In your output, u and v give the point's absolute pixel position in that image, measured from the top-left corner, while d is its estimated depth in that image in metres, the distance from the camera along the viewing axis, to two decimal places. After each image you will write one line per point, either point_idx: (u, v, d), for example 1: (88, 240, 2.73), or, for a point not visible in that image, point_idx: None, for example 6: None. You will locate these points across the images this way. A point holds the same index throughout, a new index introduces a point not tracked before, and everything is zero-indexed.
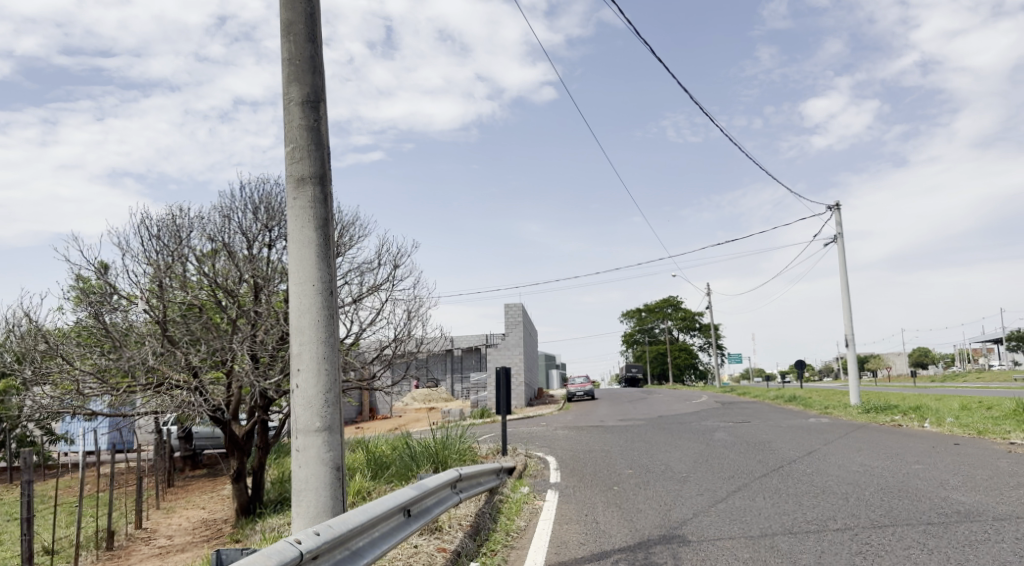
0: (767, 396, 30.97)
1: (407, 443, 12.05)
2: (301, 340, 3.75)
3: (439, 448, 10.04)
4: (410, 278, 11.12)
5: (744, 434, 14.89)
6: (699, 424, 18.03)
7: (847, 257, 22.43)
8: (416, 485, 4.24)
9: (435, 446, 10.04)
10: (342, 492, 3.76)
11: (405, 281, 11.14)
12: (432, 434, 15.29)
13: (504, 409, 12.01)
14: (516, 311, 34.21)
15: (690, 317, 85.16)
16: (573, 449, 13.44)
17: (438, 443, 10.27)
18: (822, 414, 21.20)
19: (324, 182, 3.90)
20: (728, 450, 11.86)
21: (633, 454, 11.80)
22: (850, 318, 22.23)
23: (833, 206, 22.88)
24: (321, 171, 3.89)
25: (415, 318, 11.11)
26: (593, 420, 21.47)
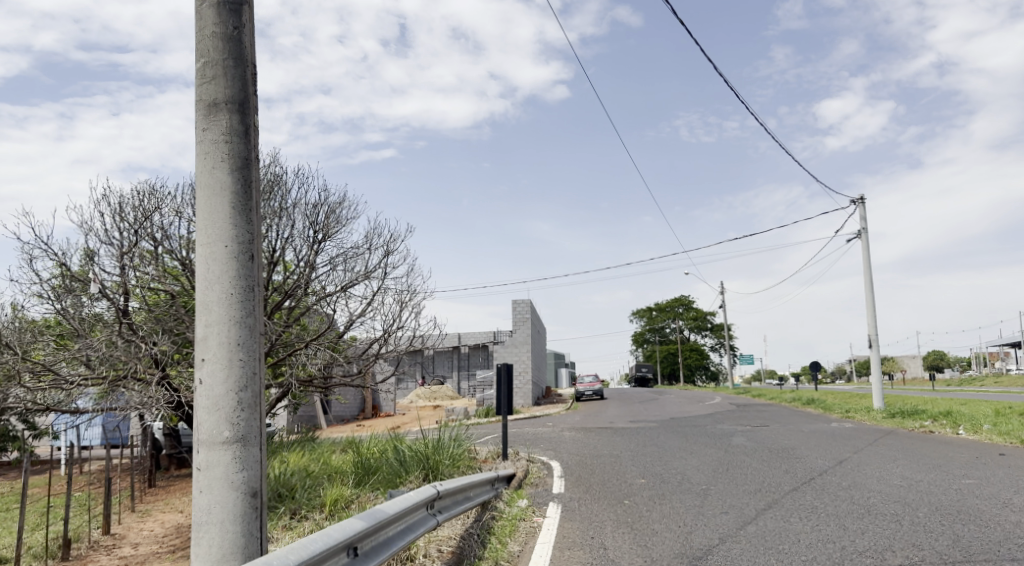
0: (783, 398, 29.82)
1: (398, 445, 11.08)
2: (207, 320, 2.81)
3: (431, 453, 9.09)
4: (405, 267, 10.11)
5: (765, 440, 13.83)
6: (715, 428, 16.92)
7: (872, 253, 21.26)
8: (369, 515, 3.24)
9: (427, 451, 9.09)
10: (260, 526, 2.81)
11: (399, 270, 10.13)
12: (430, 435, 14.32)
13: (505, 410, 11.03)
14: (524, 306, 33.41)
15: (702, 316, 83.81)
16: (581, 453, 12.41)
17: (430, 447, 9.32)
18: (844, 418, 20.07)
19: (245, 111, 2.96)
20: (751, 459, 10.78)
21: (645, 460, 10.79)
22: (874, 317, 21.10)
23: (858, 200, 21.71)
24: (241, 96, 2.94)
25: (407, 309, 10.13)
26: (602, 421, 20.43)
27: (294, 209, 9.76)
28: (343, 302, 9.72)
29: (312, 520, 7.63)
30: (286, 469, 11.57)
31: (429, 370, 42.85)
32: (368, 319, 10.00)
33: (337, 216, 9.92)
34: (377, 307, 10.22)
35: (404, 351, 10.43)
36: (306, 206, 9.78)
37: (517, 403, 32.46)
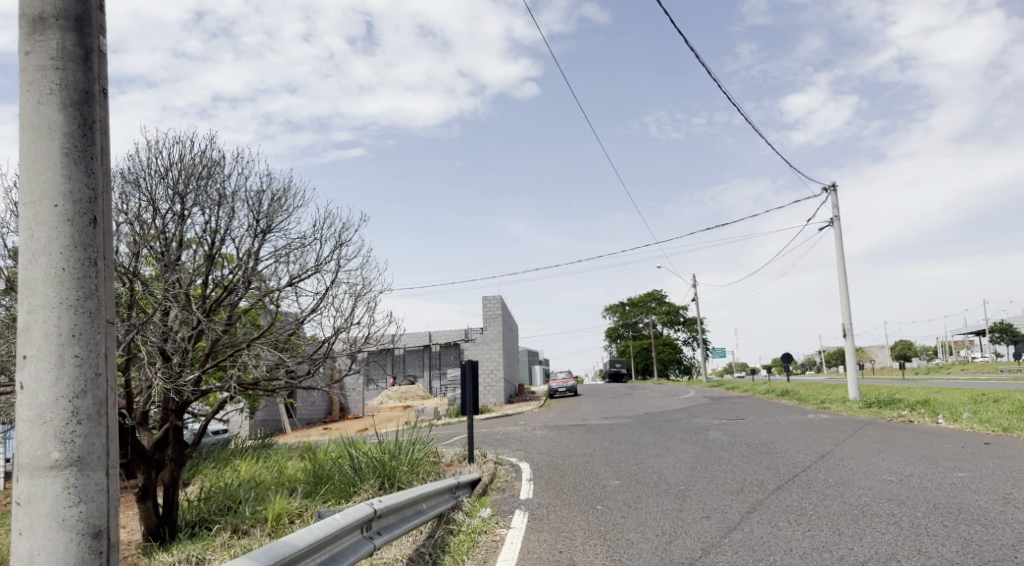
0: (756, 390, 29.59)
1: (356, 448, 10.34)
2: (31, 305, 2.21)
3: (387, 457, 8.40)
4: (360, 257, 9.32)
5: (742, 434, 13.38)
6: (691, 423, 16.44)
7: (844, 241, 21.08)
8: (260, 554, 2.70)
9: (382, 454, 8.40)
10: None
11: (353, 261, 9.35)
12: (394, 437, 13.57)
13: (471, 410, 10.36)
14: (495, 303, 32.68)
15: (674, 310, 83.97)
16: (553, 453, 11.76)
17: (388, 450, 8.61)
18: (819, 409, 19.78)
19: (82, 34, 2.38)
20: (730, 455, 10.25)
21: (619, 459, 10.20)
22: (847, 306, 20.91)
23: (830, 187, 21.47)
24: (75, 13, 2.36)
25: (363, 303, 9.37)
26: (575, 418, 19.86)
27: (236, 196, 8.92)
28: (292, 297, 8.93)
29: (253, 537, 6.86)
30: (235, 479, 10.73)
31: (400, 370, 41.97)
32: (320, 314, 9.20)
33: (284, 202, 9.12)
34: (330, 301, 9.42)
35: (361, 349, 9.65)
36: (249, 192, 8.94)
37: (490, 402, 31.80)
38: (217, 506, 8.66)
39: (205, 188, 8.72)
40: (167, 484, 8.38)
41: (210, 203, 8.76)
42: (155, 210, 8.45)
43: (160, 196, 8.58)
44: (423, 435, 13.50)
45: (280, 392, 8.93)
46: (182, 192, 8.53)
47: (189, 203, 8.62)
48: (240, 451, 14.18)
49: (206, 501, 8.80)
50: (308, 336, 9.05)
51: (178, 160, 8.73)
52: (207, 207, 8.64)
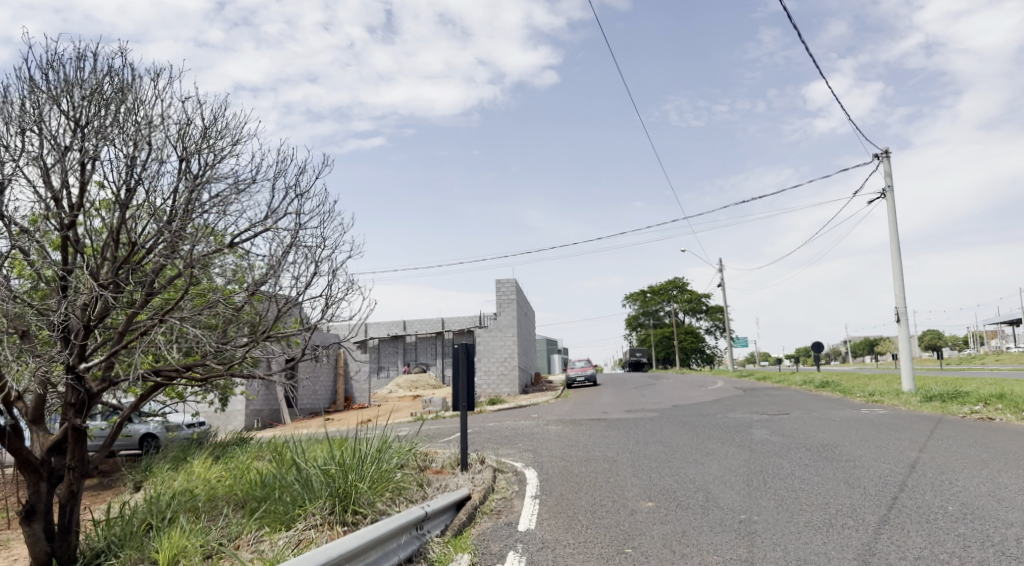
0: (792, 381, 27.29)
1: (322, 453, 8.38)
2: None
3: (348, 469, 6.42)
4: (323, 213, 7.39)
5: (793, 434, 11.25)
6: (728, 419, 14.30)
7: (899, 213, 18.77)
8: None
9: (340, 465, 6.42)
10: None
11: (314, 218, 7.44)
12: (383, 434, 11.64)
13: (464, 406, 8.34)
14: (509, 287, 30.73)
15: (697, 298, 81.36)
16: (569, 457, 9.70)
17: (350, 460, 6.63)
18: (870, 402, 17.56)
19: None
20: (789, 463, 8.16)
21: (649, 468, 8.13)
22: (901, 286, 18.64)
23: (881, 153, 19.13)
24: None
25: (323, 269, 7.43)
26: (594, 411, 17.82)
27: (160, 128, 7.04)
28: (230, 259, 6.99)
29: None
30: (180, 489, 8.87)
31: (412, 357, 40.35)
32: (269, 283, 7.30)
33: (224, 139, 7.28)
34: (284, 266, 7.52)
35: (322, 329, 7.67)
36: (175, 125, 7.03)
37: (504, 392, 29.86)
38: (132, 530, 6.73)
39: (117, 116, 6.83)
40: (63, 500, 6.48)
41: (125, 135, 6.86)
42: (49, 142, 6.54)
43: (55, 126, 6.65)
44: (414, 433, 11.55)
45: (214, 380, 6.96)
46: (85, 118, 6.66)
47: (94, 133, 6.72)
48: (206, 447, 12.37)
49: (119, 523, 6.88)
50: (252, 310, 7.10)
51: (83, 82, 6.85)
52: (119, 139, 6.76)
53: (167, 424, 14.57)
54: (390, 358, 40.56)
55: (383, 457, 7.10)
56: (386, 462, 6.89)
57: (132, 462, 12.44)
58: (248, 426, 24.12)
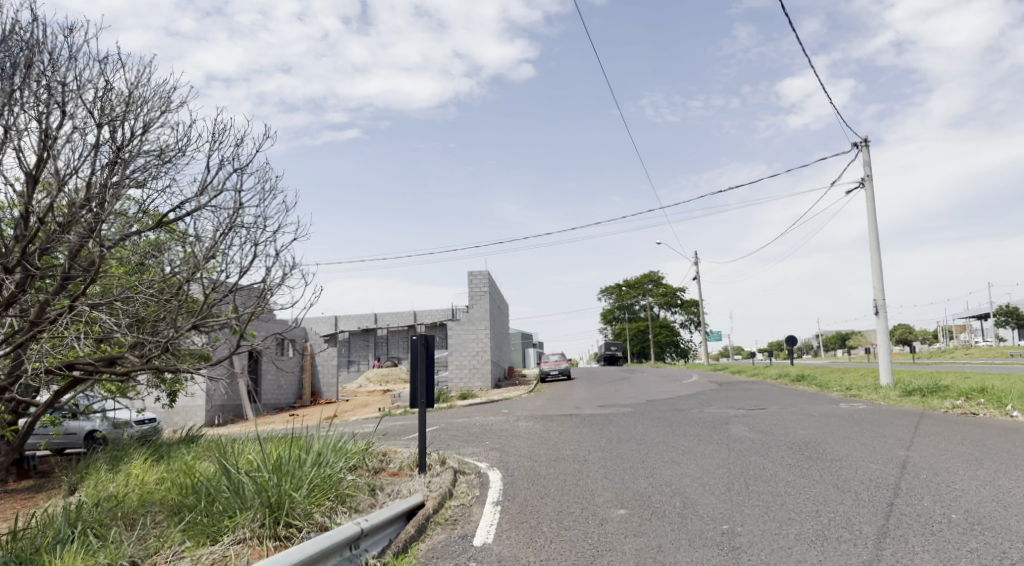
0: (767, 374, 27.07)
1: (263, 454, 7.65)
2: None
3: (285, 474, 5.71)
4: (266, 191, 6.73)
5: (772, 430, 10.77)
6: (704, 414, 13.82)
7: (877, 204, 18.47)
8: None
9: (276, 471, 5.72)
10: None
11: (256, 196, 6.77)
12: (341, 433, 10.90)
13: (423, 403, 7.69)
14: (482, 280, 30.07)
15: (671, 292, 81.46)
16: (536, 456, 9.07)
17: (287, 464, 5.89)
18: (848, 396, 17.25)
19: None
20: (771, 463, 7.63)
21: (621, 469, 7.53)
22: (879, 279, 18.36)
23: (860, 142, 18.79)
24: None
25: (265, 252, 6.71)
26: (567, 406, 17.25)
27: (77, 91, 6.24)
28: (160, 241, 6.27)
29: None
30: (111, 493, 8.10)
31: (384, 351, 39.50)
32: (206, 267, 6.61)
33: (153, 106, 6.51)
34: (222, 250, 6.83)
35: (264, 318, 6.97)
36: (95, 88, 6.23)
37: (476, 386, 29.23)
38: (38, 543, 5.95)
39: (26, 76, 6.01)
40: None
41: (36, 98, 6.05)
42: None
43: None
44: (375, 431, 10.83)
45: (139, 373, 6.22)
46: None
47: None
48: (151, 446, 11.51)
49: (25, 535, 6.10)
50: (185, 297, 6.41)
51: None
52: (25, 104, 5.94)
53: (114, 420, 13.63)
54: (361, 351, 39.70)
55: (329, 458, 6.40)
56: (331, 465, 6.19)
57: (68, 463, 11.51)
58: (209, 422, 23.16)
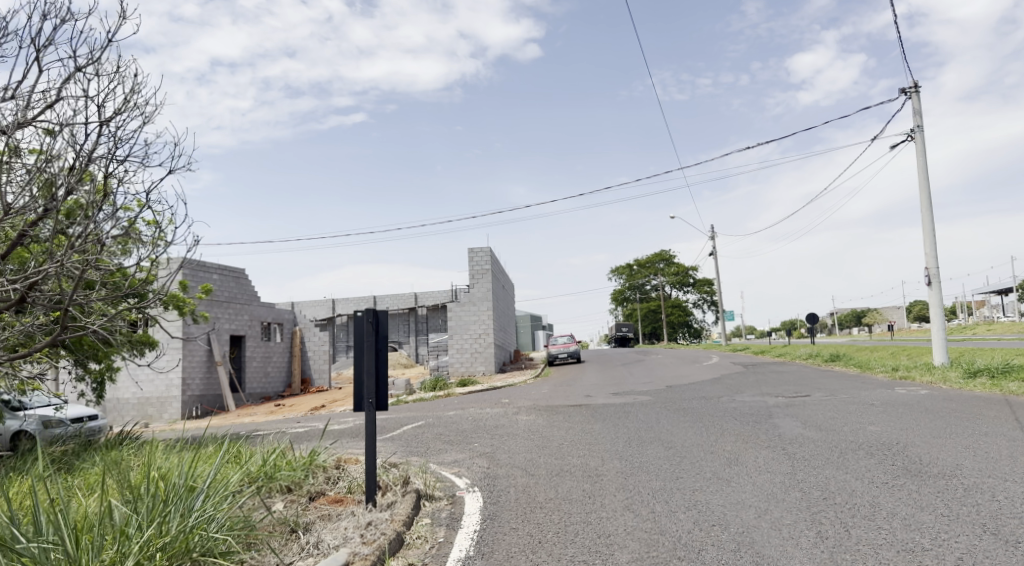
0: (795, 354, 24.87)
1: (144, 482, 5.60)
2: None
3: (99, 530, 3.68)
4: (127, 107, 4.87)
5: (832, 426, 8.61)
6: (736, 403, 11.66)
7: (929, 160, 16.11)
8: None
9: (87, 528, 3.64)
10: None
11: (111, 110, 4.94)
12: (293, 441, 8.76)
13: (371, 403, 5.46)
14: (483, 257, 27.85)
15: (683, 270, 78.91)
16: (535, 467, 6.94)
17: (110, 517, 3.85)
18: (898, 380, 15.07)
19: None
20: (858, 482, 5.46)
21: (650, 492, 5.39)
22: (931, 246, 16.04)
23: (909, 89, 16.38)
24: None
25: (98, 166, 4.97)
26: (575, 395, 15.11)
27: None
28: None
29: None
30: None
31: None
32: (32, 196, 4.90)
33: None
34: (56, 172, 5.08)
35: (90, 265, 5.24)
36: None
37: (479, 371, 27.20)
38: None
39: None
40: None
41: None
42: None
43: None
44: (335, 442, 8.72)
45: None
46: None
47: None
48: (68, 451, 9.47)
49: None
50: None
51: None
52: None
53: (43, 419, 11.55)
54: None
55: (203, 497, 4.30)
56: (201, 510, 4.16)
57: None
58: (186, 415, 21.26)
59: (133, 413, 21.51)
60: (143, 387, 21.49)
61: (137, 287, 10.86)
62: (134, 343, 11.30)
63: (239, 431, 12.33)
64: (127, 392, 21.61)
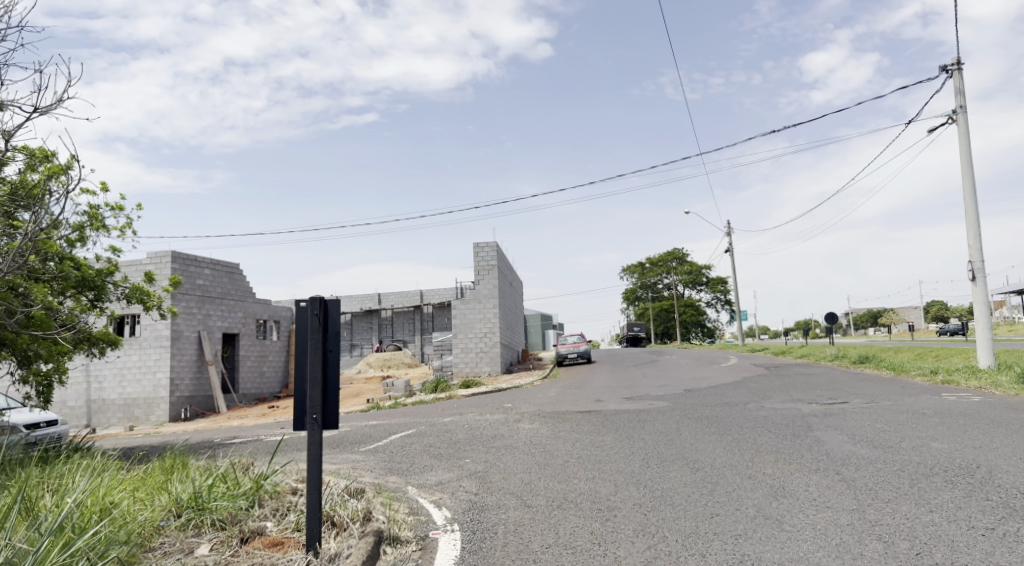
0: (819, 355, 23.40)
1: (22, 530, 4.48)
2: None
3: None
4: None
5: (888, 443, 7.29)
6: (766, 412, 10.30)
7: (973, 143, 14.65)
8: None
9: None
10: None
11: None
12: (252, 460, 7.59)
13: (316, 420, 4.16)
14: (489, 252, 26.59)
15: (696, 269, 77.29)
16: (532, 495, 5.64)
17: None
18: (942, 385, 13.63)
19: None
20: (955, 529, 4.14)
21: (681, 541, 4.09)
22: (976, 237, 14.58)
23: (951, 66, 14.92)
24: None
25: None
26: (584, 399, 13.83)
27: None
28: None
29: None
30: None
31: (388, 334, 36.77)
32: None
33: None
34: None
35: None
36: None
37: (484, 371, 25.95)
38: None
39: None
40: None
41: None
42: None
43: None
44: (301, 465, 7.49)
45: None
46: None
47: None
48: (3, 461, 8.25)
49: None
50: None
51: None
52: None
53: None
54: (364, 334, 37.08)
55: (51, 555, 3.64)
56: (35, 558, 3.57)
57: None
58: (174, 417, 20.14)
59: (119, 414, 20.42)
60: (130, 387, 20.39)
61: (94, 277, 9.70)
62: (94, 340, 10.08)
63: (209, 441, 11.12)
64: (113, 392, 20.51)
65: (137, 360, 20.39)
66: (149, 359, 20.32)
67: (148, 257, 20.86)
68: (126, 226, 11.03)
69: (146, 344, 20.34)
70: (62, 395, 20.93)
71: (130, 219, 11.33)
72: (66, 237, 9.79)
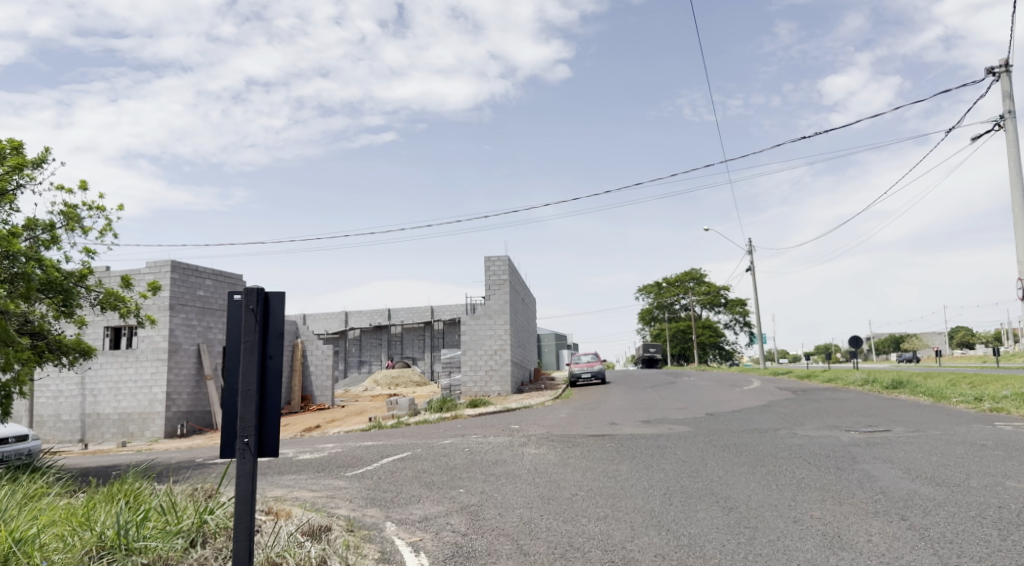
0: (848, 379, 22.15)
1: None
2: None
3: None
4: None
5: (951, 480, 6.24)
6: (801, 440, 9.23)
7: (1023, 151, 13.57)
8: None
9: None
10: None
11: None
12: (217, 485, 6.69)
13: (248, 445, 3.24)
14: (501, 266, 25.71)
15: (714, 290, 75.90)
16: (532, 540, 4.65)
17: None
18: (991, 413, 12.42)
19: None
20: None
21: None
22: None
23: (997, 69, 13.91)
24: None
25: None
26: (597, 421, 12.80)
27: None
28: None
29: None
30: None
31: (397, 351, 35.92)
32: None
33: None
34: None
35: None
36: None
37: (493, 391, 24.95)
38: None
39: None
40: None
41: None
42: None
43: None
44: (272, 495, 6.57)
45: None
46: None
47: None
48: None
49: None
50: None
51: None
52: None
53: None
54: (373, 351, 36.30)
55: None
56: None
57: None
58: (169, 433, 19.34)
59: (114, 430, 19.66)
60: (125, 402, 19.63)
61: (61, 279, 8.87)
62: (63, 348, 9.16)
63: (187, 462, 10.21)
64: (108, 406, 19.76)
65: (133, 373, 19.65)
66: (146, 372, 19.58)
67: (147, 267, 20.21)
68: (106, 228, 10.30)
69: (143, 357, 19.61)
70: (56, 408, 20.22)
71: (111, 222, 10.59)
72: (36, 237, 9.04)
